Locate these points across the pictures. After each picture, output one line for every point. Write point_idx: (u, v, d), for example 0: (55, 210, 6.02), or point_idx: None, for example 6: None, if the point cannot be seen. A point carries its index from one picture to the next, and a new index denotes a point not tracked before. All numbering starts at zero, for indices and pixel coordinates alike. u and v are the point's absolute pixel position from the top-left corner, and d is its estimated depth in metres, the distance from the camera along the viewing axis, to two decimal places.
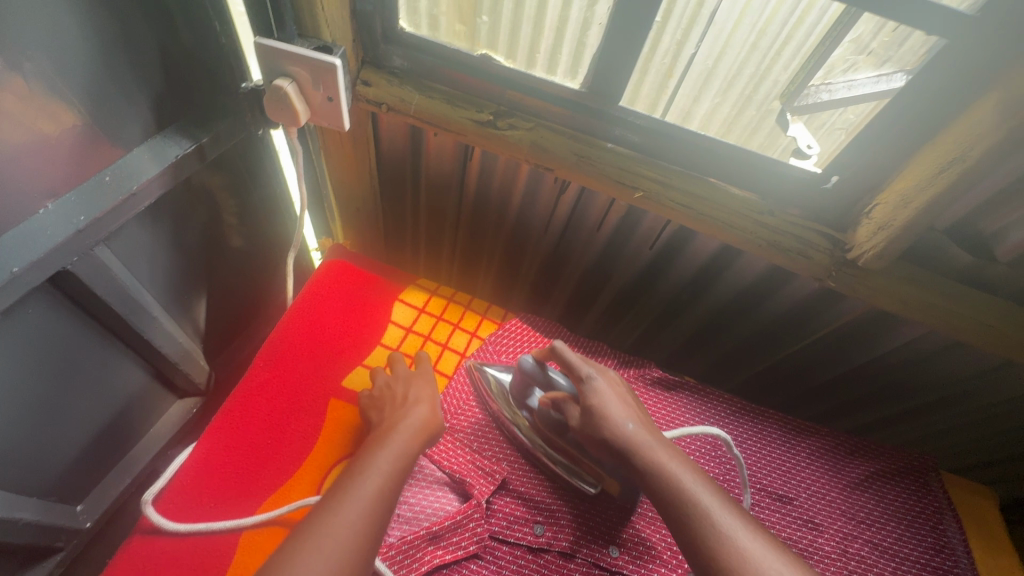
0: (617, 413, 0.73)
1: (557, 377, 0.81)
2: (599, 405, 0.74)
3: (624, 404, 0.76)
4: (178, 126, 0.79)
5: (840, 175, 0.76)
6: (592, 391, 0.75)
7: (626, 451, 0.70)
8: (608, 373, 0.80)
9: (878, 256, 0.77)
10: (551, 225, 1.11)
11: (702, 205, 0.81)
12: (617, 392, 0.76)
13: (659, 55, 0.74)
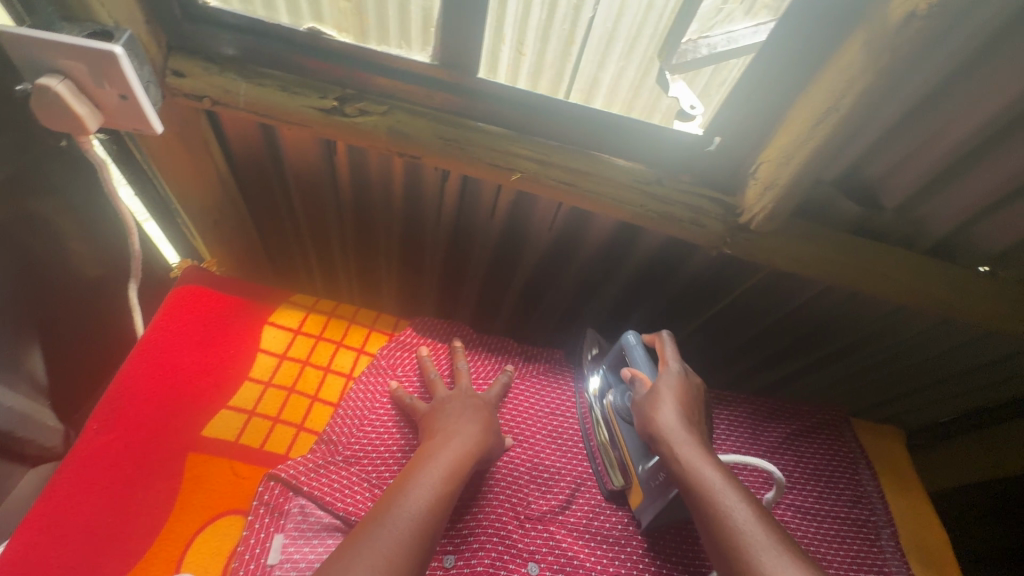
0: (672, 409, 0.71)
1: (640, 362, 0.81)
2: (669, 394, 0.73)
3: (692, 408, 0.73)
4: None
5: (721, 135, 0.71)
6: (664, 384, 0.74)
7: (672, 441, 0.68)
8: (692, 379, 0.78)
9: (768, 218, 0.73)
10: (443, 217, 1.02)
11: (588, 181, 0.74)
12: (686, 390, 0.74)
13: (557, 20, 0.67)
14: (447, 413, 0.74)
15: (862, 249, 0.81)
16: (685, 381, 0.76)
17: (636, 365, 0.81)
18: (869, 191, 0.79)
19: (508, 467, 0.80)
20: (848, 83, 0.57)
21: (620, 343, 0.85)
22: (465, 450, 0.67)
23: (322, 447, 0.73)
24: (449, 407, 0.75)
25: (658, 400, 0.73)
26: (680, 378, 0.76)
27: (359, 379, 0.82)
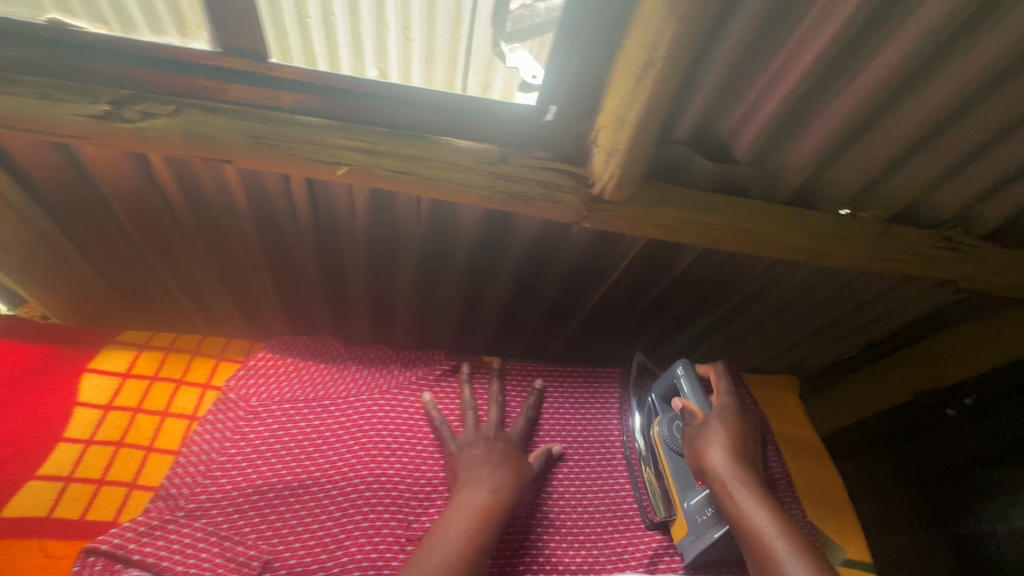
0: (719, 446, 0.71)
1: (693, 395, 0.79)
2: (717, 430, 0.73)
3: (740, 444, 0.72)
4: None
5: (555, 104, 0.66)
6: (715, 418, 0.74)
7: (717, 481, 0.68)
8: (745, 415, 0.77)
9: (618, 186, 0.69)
10: (302, 223, 0.94)
11: (424, 167, 0.68)
12: (737, 425, 0.74)
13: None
14: (469, 460, 0.71)
15: (725, 206, 0.78)
16: (739, 414, 0.76)
17: (687, 395, 0.80)
18: (722, 148, 0.78)
19: (390, 489, 0.71)
20: (660, 29, 0.52)
21: (668, 371, 0.84)
22: (478, 501, 0.65)
23: (157, 505, 0.64)
24: (467, 453, 0.73)
25: (707, 435, 0.73)
26: (729, 413, 0.75)
27: (204, 419, 0.73)
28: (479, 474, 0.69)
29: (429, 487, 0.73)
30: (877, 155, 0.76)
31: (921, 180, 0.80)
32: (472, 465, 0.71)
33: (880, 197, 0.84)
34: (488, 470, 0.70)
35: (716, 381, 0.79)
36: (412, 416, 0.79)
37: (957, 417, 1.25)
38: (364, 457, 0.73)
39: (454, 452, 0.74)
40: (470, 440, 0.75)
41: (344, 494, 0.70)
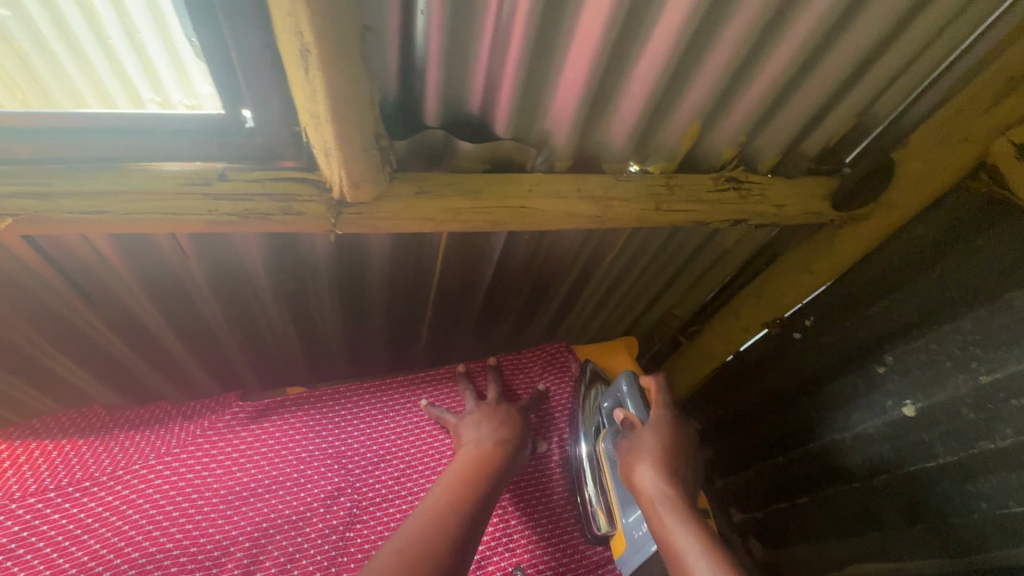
0: (652, 464, 0.76)
1: (635, 410, 0.86)
2: (650, 443, 0.79)
3: (672, 464, 0.77)
4: None
5: (245, 107, 0.58)
6: (648, 432, 0.80)
7: (649, 499, 0.73)
8: (683, 428, 0.83)
9: (355, 184, 0.64)
10: (60, 296, 0.82)
11: (122, 201, 0.59)
12: (669, 438, 0.80)
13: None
14: (465, 429, 0.77)
15: (492, 185, 0.75)
16: (675, 429, 0.82)
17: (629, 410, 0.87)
18: (477, 125, 0.75)
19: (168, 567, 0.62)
20: (293, 9, 0.46)
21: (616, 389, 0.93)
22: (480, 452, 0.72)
23: None
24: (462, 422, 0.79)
25: (641, 451, 0.79)
26: (668, 423, 0.82)
27: None
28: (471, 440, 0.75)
29: (216, 552, 0.64)
30: (634, 107, 0.76)
31: (687, 125, 0.82)
32: (468, 436, 0.76)
33: (659, 148, 0.86)
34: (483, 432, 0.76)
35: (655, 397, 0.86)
36: (199, 476, 0.71)
37: (804, 338, 1.32)
38: (133, 538, 0.63)
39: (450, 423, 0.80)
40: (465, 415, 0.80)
41: None
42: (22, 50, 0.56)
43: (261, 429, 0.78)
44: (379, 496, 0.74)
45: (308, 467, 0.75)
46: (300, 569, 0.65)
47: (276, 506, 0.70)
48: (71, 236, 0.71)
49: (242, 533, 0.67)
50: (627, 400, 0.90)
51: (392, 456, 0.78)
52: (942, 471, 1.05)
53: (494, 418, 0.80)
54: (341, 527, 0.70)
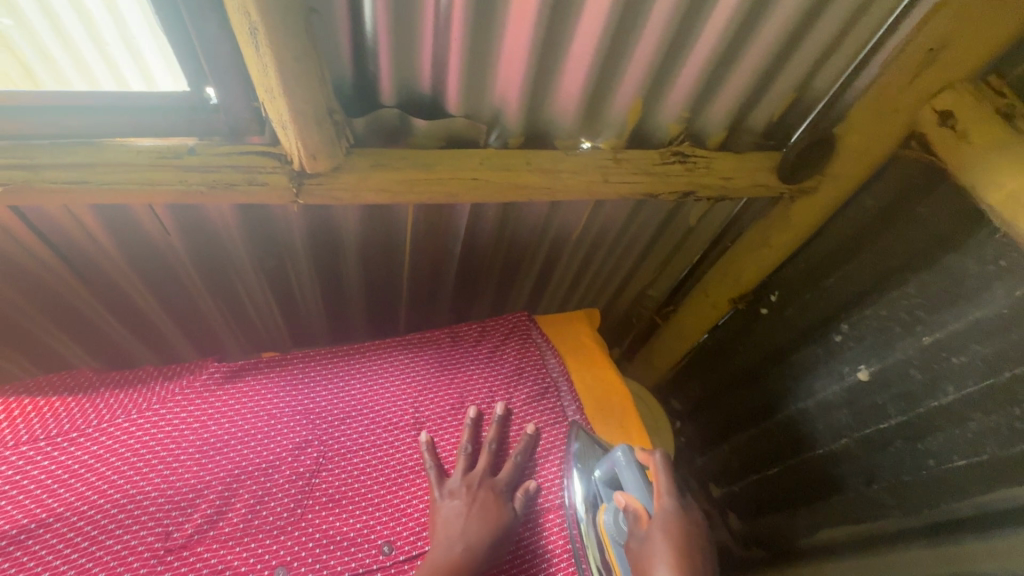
0: (664, 565, 0.64)
1: (633, 485, 0.73)
2: (663, 548, 0.65)
3: (686, 561, 0.64)
4: None
5: (208, 84, 0.65)
6: (657, 529, 0.67)
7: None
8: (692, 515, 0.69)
9: (313, 156, 0.70)
10: (48, 268, 0.89)
11: (100, 173, 0.66)
12: (683, 537, 0.66)
13: None
14: (448, 514, 0.73)
15: (445, 158, 0.81)
16: (686, 521, 0.68)
17: (628, 487, 0.73)
18: (430, 103, 0.81)
19: (147, 506, 0.69)
20: None
21: (610, 459, 0.77)
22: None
23: None
24: (439, 514, 0.74)
25: (650, 556, 0.65)
26: (678, 516, 0.68)
27: None
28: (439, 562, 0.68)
29: (190, 495, 0.71)
30: (576, 84, 0.82)
31: (631, 100, 0.88)
32: (442, 541, 0.70)
33: (606, 123, 0.92)
34: (467, 529, 0.71)
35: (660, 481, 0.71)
36: (177, 426, 0.77)
37: (771, 313, 1.35)
38: (116, 481, 0.70)
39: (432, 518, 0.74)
40: (456, 488, 0.76)
41: (90, 523, 0.67)
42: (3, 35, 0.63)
43: (235, 388, 0.83)
44: (345, 447, 0.80)
45: (278, 423, 0.80)
46: (266, 513, 0.72)
47: (246, 455, 0.76)
48: (55, 208, 0.78)
49: (214, 478, 0.73)
50: (624, 473, 0.75)
51: (359, 413, 0.84)
52: (894, 432, 1.09)
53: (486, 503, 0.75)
54: (307, 475, 0.76)
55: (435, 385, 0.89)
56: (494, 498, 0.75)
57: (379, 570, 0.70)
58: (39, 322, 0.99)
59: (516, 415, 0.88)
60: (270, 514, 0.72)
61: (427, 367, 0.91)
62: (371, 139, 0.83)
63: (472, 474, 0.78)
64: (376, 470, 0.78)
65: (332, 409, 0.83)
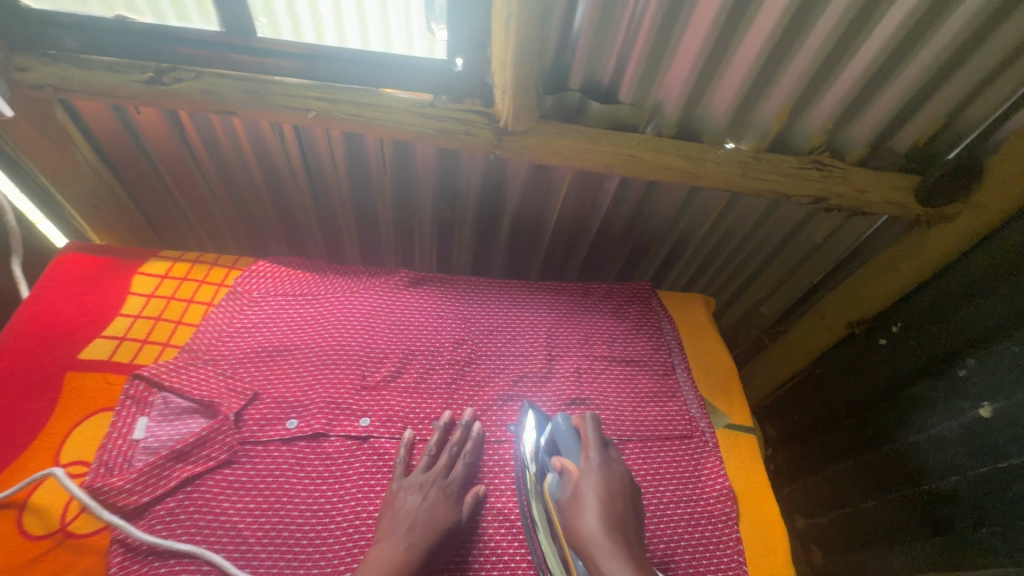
0: (595, 511, 0.71)
1: (569, 450, 0.82)
2: (591, 495, 0.73)
3: (615, 503, 0.73)
4: None
5: (460, 56, 0.89)
6: (584, 483, 0.75)
7: (591, 549, 0.68)
8: (615, 468, 0.78)
9: (516, 117, 0.92)
10: (297, 176, 1.20)
11: (370, 112, 0.93)
12: (608, 484, 0.75)
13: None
14: (400, 505, 0.75)
15: (611, 136, 0.99)
16: (612, 477, 0.76)
17: (565, 453, 0.82)
18: (608, 92, 1.01)
19: (352, 356, 0.93)
20: None
21: (551, 428, 0.86)
22: (417, 541, 0.71)
23: (186, 352, 0.89)
24: (401, 496, 0.77)
25: (581, 508, 0.72)
26: (610, 471, 0.77)
27: (219, 303, 0.96)
28: (402, 525, 0.73)
29: (380, 355, 0.94)
30: (733, 88, 0.97)
31: (780, 107, 1.00)
32: (404, 512, 0.75)
33: (754, 125, 1.05)
34: (414, 516, 0.74)
35: (587, 437, 0.81)
36: (374, 307, 1.00)
37: (890, 343, 1.34)
38: (334, 332, 0.96)
39: (393, 493, 0.78)
40: (411, 483, 0.79)
41: (316, 356, 0.92)
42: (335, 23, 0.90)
43: (417, 291, 1.05)
44: (492, 350, 0.99)
45: (444, 322, 1.01)
46: (430, 382, 0.93)
47: (420, 338, 0.98)
48: (322, 133, 1.08)
49: (398, 346, 0.96)
50: (557, 441, 0.85)
51: (504, 329, 1.02)
52: (1014, 474, 1.06)
53: (436, 501, 0.77)
54: (463, 362, 0.96)
55: (566, 323, 1.06)
56: (444, 499, 0.77)
57: (507, 441, 0.89)
58: (272, 220, 1.33)
59: (631, 361, 1.02)
60: (433, 384, 0.93)
61: (561, 309, 1.08)
62: (554, 113, 1.04)
63: (428, 472, 0.80)
64: (513, 372, 0.97)
65: (486, 322, 1.03)
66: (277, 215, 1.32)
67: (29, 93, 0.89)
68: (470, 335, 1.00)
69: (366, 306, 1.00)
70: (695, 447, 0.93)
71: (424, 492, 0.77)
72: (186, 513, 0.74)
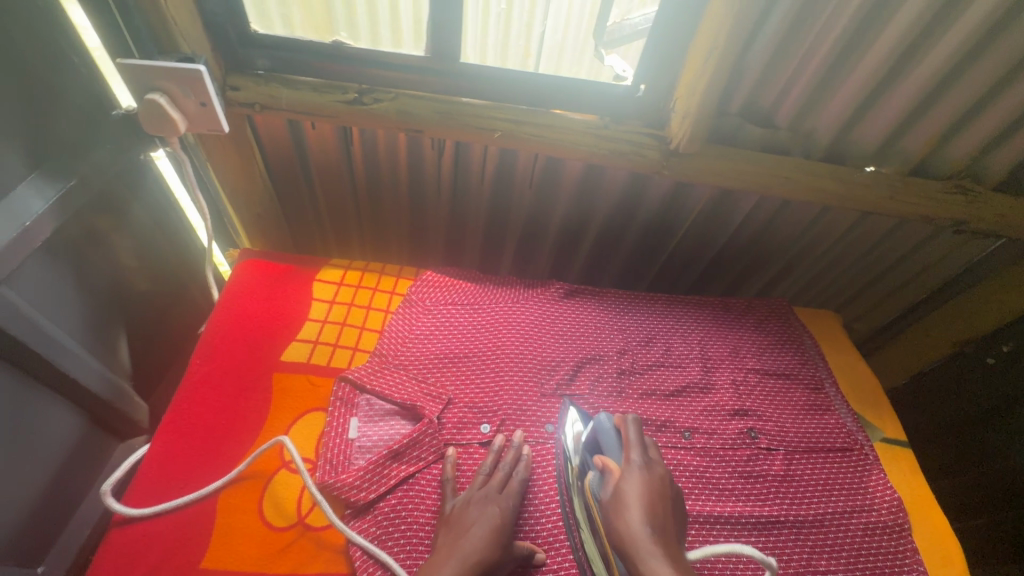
0: (638, 512, 0.68)
1: (612, 449, 0.79)
2: (633, 494, 0.70)
3: (656, 505, 0.69)
4: (47, 168, 0.84)
5: (645, 83, 0.98)
6: (624, 479, 0.72)
7: (635, 551, 0.65)
8: (656, 469, 0.74)
9: (691, 140, 0.99)
10: (442, 189, 1.24)
11: (549, 132, 0.99)
12: (651, 487, 0.71)
13: (579, 21, 0.92)
14: (460, 520, 0.72)
15: (761, 159, 1.05)
16: (650, 477, 0.72)
17: (608, 450, 0.80)
18: (764, 117, 1.06)
19: (527, 363, 0.97)
20: (717, 31, 0.84)
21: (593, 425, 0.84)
22: (474, 558, 0.67)
23: (379, 355, 0.94)
24: (455, 513, 0.74)
25: (623, 507, 0.69)
26: (652, 470, 0.74)
27: (397, 310, 1.02)
28: (460, 539, 0.69)
29: (552, 362, 0.99)
30: (888, 118, 1.01)
31: (930, 137, 1.04)
32: (465, 526, 0.71)
33: (898, 152, 1.08)
34: (475, 530, 0.70)
35: (629, 436, 0.78)
36: (537, 316, 1.05)
37: (997, 364, 1.35)
38: (505, 339, 1.00)
39: (448, 511, 0.75)
40: (471, 498, 0.75)
41: (494, 361, 0.96)
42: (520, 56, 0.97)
43: (573, 302, 1.10)
44: (652, 360, 1.03)
45: (604, 332, 1.06)
46: (601, 390, 0.97)
47: (585, 347, 1.02)
48: (480, 150, 1.12)
49: (567, 354, 1.00)
50: (597, 437, 0.83)
51: (659, 341, 1.07)
52: None
53: (494, 522, 0.72)
54: (627, 372, 1.00)
55: (715, 336, 1.10)
56: (502, 517, 0.73)
57: (682, 448, 0.92)
58: (404, 231, 1.37)
59: (781, 374, 1.06)
60: (604, 392, 0.97)
61: (706, 322, 1.13)
62: (712, 136, 1.08)
63: (473, 490, 0.77)
64: (675, 382, 1.01)
65: (642, 334, 1.07)
66: (410, 226, 1.37)
67: (236, 111, 0.95)
68: (630, 346, 1.04)
69: (531, 315, 1.05)
70: (858, 459, 0.96)
71: (481, 506, 0.74)
72: (406, 509, 0.78)
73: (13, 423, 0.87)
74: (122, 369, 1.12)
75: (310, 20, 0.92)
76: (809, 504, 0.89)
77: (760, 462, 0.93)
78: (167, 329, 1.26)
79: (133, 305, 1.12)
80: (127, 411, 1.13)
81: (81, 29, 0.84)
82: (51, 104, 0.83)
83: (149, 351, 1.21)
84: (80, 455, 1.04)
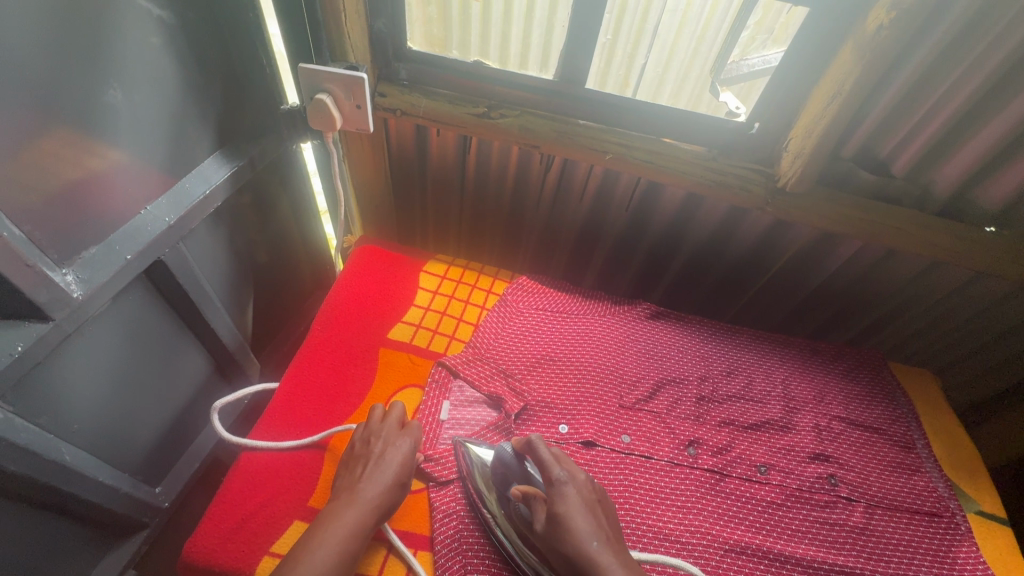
0: (582, 526, 0.66)
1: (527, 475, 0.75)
2: (574, 516, 0.67)
3: (595, 516, 0.68)
4: (226, 149, 1.01)
5: (760, 121, 1.02)
6: (557, 501, 0.68)
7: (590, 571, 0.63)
8: (581, 476, 0.73)
9: (799, 180, 1.00)
10: (542, 201, 1.32)
11: (657, 157, 1.04)
12: (584, 499, 0.69)
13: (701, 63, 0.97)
14: (357, 462, 0.78)
15: (870, 207, 1.05)
16: (578, 486, 0.71)
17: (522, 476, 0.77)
18: (879, 165, 1.06)
19: (609, 374, 1.01)
20: (845, 76, 0.87)
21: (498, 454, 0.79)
22: (376, 498, 0.74)
23: (473, 346, 1.02)
24: (354, 451, 0.81)
25: (563, 532, 0.66)
26: (579, 480, 0.72)
27: (492, 309, 1.10)
28: (356, 477, 0.76)
29: (633, 377, 1.02)
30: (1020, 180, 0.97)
31: None
32: (363, 466, 0.78)
33: None
34: (372, 468, 0.77)
35: (540, 455, 0.73)
36: (622, 332, 1.10)
37: None
38: (589, 349, 1.05)
39: (350, 449, 0.81)
40: (364, 437, 0.82)
41: (577, 368, 1.01)
42: (627, 85, 1.04)
43: (658, 324, 1.14)
44: (733, 391, 1.04)
45: (686, 357, 1.08)
46: (679, 411, 0.99)
47: (666, 367, 1.05)
48: (585, 170, 1.20)
49: (649, 373, 1.03)
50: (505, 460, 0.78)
51: (742, 374, 1.07)
52: None
53: (386, 454, 0.79)
54: (707, 398, 1.02)
55: (800, 377, 1.09)
56: (396, 450, 0.80)
57: (756, 482, 0.92)
58: (499, 235, 1.46)
59: (869, 425, 1.03)
60: (681, 413, 0.99)
61: (791, 362, 1.12)
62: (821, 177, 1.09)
63: (366, 430, 0.83)
64: (756, 416, 1.01)
65: (725, 365, 1.08)
66: (504, 232, 1.45)
67: (380, 114, 1.08)
68: (712, 374, 1.06)
69: (616, 329, 1.10)
70: (947, 527, 0.91)
71: (384, 446, 0.80)
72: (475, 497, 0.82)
73: (164, 357, 1.03)
74: (245, 328, 1.27)
75: (440, 35, 1.04)
76: (887, 562, 0.86)
77: (837, 511, 0.91)
78: (282, 298, 1.41)
79: (262, 273, 1.28)
80: (243, 366, 1.28)
81: (272, 36, 0.98)
82: (237, 95, 0.99)
83: (268, 316, 1.37)
84: (201, 396, 1.19)
